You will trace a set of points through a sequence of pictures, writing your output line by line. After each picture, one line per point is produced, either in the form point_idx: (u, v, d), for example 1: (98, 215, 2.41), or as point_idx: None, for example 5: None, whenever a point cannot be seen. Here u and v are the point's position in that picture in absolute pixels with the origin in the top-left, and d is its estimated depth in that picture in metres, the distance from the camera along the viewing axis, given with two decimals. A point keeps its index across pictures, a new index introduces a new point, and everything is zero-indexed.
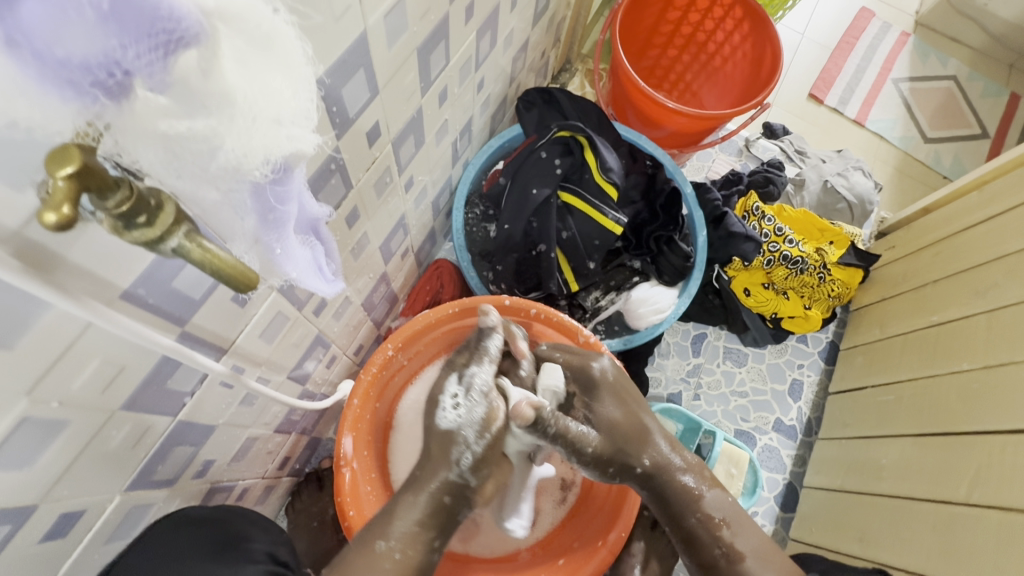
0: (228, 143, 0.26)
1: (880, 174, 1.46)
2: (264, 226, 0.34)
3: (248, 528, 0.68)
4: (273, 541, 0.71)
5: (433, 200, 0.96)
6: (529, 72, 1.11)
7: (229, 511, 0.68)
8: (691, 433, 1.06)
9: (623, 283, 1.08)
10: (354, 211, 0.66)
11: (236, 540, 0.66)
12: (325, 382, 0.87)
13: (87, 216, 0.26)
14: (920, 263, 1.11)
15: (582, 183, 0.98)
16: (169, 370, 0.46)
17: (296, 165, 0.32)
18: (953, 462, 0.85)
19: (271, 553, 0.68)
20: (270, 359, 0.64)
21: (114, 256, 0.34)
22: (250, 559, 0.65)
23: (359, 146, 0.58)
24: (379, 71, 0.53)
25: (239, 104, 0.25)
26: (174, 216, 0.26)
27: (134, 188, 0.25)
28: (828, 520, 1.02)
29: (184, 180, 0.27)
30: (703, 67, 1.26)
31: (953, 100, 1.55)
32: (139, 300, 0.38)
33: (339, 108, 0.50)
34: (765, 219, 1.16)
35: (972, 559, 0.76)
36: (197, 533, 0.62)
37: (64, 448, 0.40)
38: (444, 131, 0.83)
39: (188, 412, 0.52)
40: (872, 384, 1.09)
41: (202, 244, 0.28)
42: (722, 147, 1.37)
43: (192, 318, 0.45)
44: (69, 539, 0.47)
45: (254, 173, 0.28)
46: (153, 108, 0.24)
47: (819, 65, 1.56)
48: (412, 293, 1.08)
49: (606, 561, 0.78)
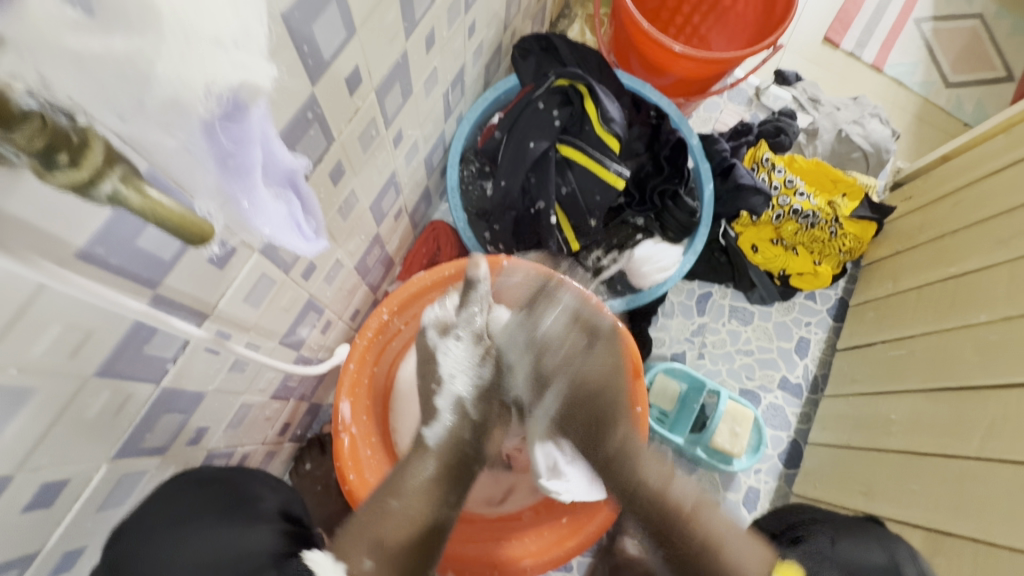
0: (159, 69, 0.22)
1: (897, 123, 1.38)
2: (225, 175, 0.30)
3: (257, 488, 0.66)
4: (283, 500, 0.68)
5: (426, 157, 0.92)
6: (524, 18, 1.04)
7: (244, 474, 0.66)
8: (695, 392, 1.05)
9: (625, 240, 1.03)
10: (339, 165, 0.62)
11: (247, 500, 0.63)
12: (323, 347, 0.86)
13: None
14: (937, 213, 1.06)
15: (582, 135, 0.94)
16: (144, 336, 0.43)
17: (253, 101, 0.28)
18: (964, 416, 0.84)
19: (282, 510, 0.66)
20: (258, 324, 0.62)
21: (60, 211, 0.31)
22: (263, 517, 0.62)
23: (337, 93, 0.53)
24: (354, 8, 0.48)
25: (166, 18, 0.21)
26: (103, 156, 0.24)
27: (48, 119, 0.21)
28: (833, 475, 1.02)
29: (129, 124, 0.25)
30: (712, 9, 1.18)
31: (978, 41, 1.45)
32: (98, 260, 0.35)
33: (311, 48, 0.45)
34: (775, 170, 1.11)
35: (982, 511, 0.75)
36: (204, 492, 0.60)
37: (35, 417, 0.38)
38: (433, 81, 0.78)
39: (172, 378, 0.50)
40: (883, 340, 1.07)
41: (142, 190, 0.25)
42: (731, 97, 1.30)
43: (165, 281, 0.42)
44: (56, 507, 0.46)
45: (198, 108, 0.24)
46: (55, 18, 0.20)
47: (836, 6, 1.45)
48: (409, 256, 1.05)
49: (610, 517, 0.78)
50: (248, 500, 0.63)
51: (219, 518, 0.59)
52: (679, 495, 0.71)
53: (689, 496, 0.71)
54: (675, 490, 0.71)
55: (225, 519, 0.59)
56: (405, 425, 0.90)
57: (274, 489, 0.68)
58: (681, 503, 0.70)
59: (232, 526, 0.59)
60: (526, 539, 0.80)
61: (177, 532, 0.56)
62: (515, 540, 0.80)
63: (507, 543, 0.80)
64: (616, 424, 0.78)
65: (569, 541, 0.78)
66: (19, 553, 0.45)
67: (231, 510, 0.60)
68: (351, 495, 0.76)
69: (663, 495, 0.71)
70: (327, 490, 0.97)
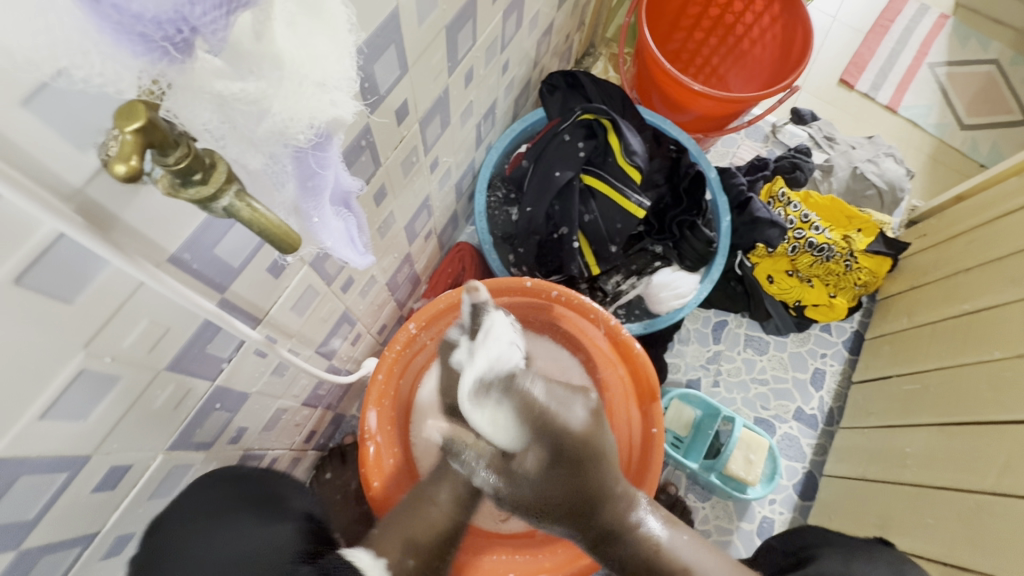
0: (275, 107, 0.27)
1: (912, 161, 1.41)
2: (303, 194, 0.35)
3: (284, 488, 0.69)
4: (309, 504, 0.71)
5: (457, 182, 0.97)
6: (553, 55, 1.11)
7: (268, 474, 0.69)
8: (710, 419, 1.06)
9: (644, 267, 1.07)
10: (382, 189, 0.67)
11: (274, 500, 0.66)
12: (351, 359, 0.90)
13: (149, 176, 0.27)
14: (953, 251, 1.08)
15: (605, 166, 0.99)
16: (208, 335, 0.48)
17: (336, 131, 0.33)
18: (980, 451, 0.84)
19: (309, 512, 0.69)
20: (300, 332, 0.67)
21: (164, 219, 0.36)
22: (288, 516, 0.65)
23: (388, 123, 0.59)
24: (409, 49, 0.54)
25: (286, 68, 0.27)
26: (225, 175, 0.28)
27: (191, 147, 0.26)
28: (849, 508, 1.01)
29: (229, 148, 0.29)
30: (731, 51, 1.24)
31: (993, 85, 1.49)
32: (184, 264, 0.40)
33: (371, 84, 0.51)
34: (791, 205, 1.14)
35: (998, 546, 0.75)
36: (235, 491, 0.63)
37: (116, 402, 0.43)
38: (468, 113, 0.84)
39: (225, 377, 0.54)
40: (898, 374, 1.08)
41: (251, 205, 0.29)
42: (748, 133, 1.35)
43: (231, 286, 0.47)
44: (118, 491, 0.50)
45: (299, 138, 0.29)
46: (208, 69, 0.25)
47: (851, 50, 1.51)
48: (434, 275, 1.10)
49: (623, 538, 0.80)
50: (276, 498, 0.66)
51: (249, 515, 0.62)
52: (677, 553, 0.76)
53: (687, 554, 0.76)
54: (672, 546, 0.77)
55: (257, 519, 0.62)
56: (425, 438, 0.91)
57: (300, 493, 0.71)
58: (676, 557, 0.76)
59: (258, 522, 0.62)
60: (540, 556, 0.82)
61: (213, 523, 0.59)
62: (529, 556, 0.82)
63: (522, 560, 0.82)
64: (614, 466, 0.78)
65: (584, 560, 0.80)
66: (83, 532, 0.48)
67: (258, 507, 0.64)
68: (373, 502, 0.80)
69: (661, 550, 0.76)
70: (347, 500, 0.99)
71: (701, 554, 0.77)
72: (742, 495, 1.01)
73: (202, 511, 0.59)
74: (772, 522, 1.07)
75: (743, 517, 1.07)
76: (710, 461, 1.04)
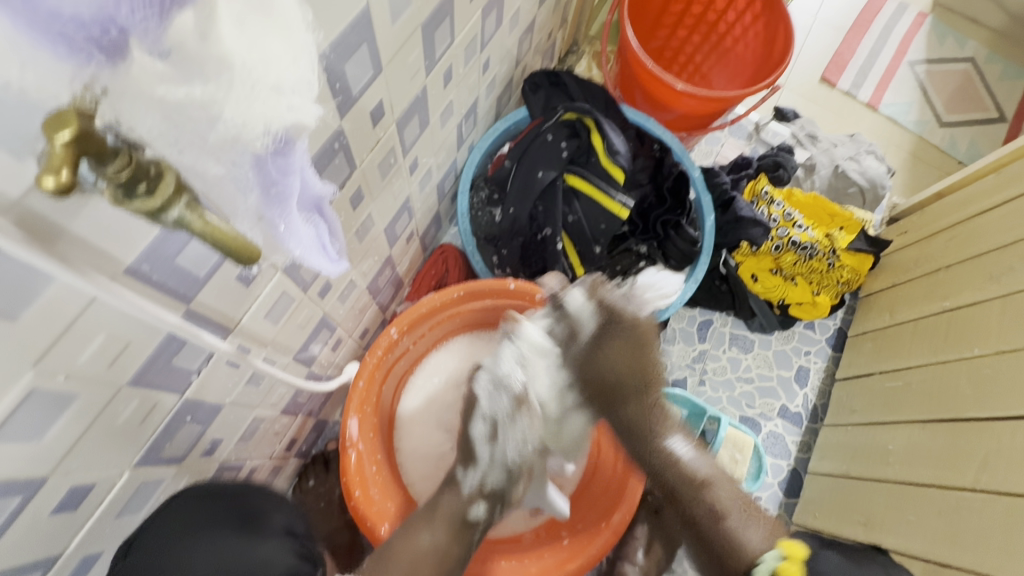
0: (227, 112, 0.25)
1: (893, 159, 1.43)
2: (267, 201, 0.33)
3: (266, 505, 0.67)
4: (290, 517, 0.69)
5: (439, 183, 0.96)
6: (535, 54, 1.10)
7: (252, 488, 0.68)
8: (696, 418, 1.06)
9: (629, 267, 1.06)
10: (359, 192, 0.66)
11: (255, 517, 0.65)
12: (332, 364, 0.88)
13: (90, 186, 0.26)
14: (933, 248, 1.09)
15: (588, 166, 0.98)
16: (174, 348, 0.46)
17: (298, 136, 0.31)
18: (960, 447, 0.85)
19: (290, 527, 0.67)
20: (275, 340, 0.64)
21: (118, 229, 0.34)
22: (271, 533, 0.64)
23: (362, 124, 0.57)
24: (382, 48, 0.52)
25: (236, 70, 0.25)
26: (174, 186, 0.27)
27: (132, 156, 0.25)
28: (833, 505, 1.02)
29: (187, 154, 0.27)
30: (713, 49, 1.24)
31: (971, 83, 1.51)
32: (143, 276, 0.38)
33: (342, 85, 0.49)
34: (774, 203, 1.15)
35: (979, 543, 0.76)
36: (214, 508, 0.62)
37: (73, 421, 0.41)
38: (449, 113, 0.82)
39: (194, 390, 0.53)
40: (880, 371, 1.08)
41: (204, 217, 0.28)
42: (732, 131, 1.35)
43: (197, 296, 0.45)
44: (80, 511, 0.48)
45: (255, 144, 0.27)
46: (150, 74, 0.23)
47: (832, 48, 1.52)
48: (417, 278, 1.08)
49: (609, 542, 0.79)
50: (257, 517, 0.65)
51: (228, 533, 0.61)
52: (693, 466, 0.74)
53: (703, 468, 0.74)
54: (691, 462, 0.74)
55: (240, 538, 0.61)
56: (411, 442, 0.91)
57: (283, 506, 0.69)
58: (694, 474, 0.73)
59: (239, 542, 0.61)
60: (526, 561, 0.80)
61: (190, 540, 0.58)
62: (515, 561, 0.81)
63: (507, 565, 0.80)
64: (637, 397, 0.76)
65: (568, 565, 0.78)
66: (44, 556, 0.46)
67: (241, 526, 0.63)
68: (356, 511, 0.77)
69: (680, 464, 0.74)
70: (330, 508, 0.97)
71: (722, 482, 0.74)
72: None
73: (177, 527, 0.59)
74: None
75: None
76: None
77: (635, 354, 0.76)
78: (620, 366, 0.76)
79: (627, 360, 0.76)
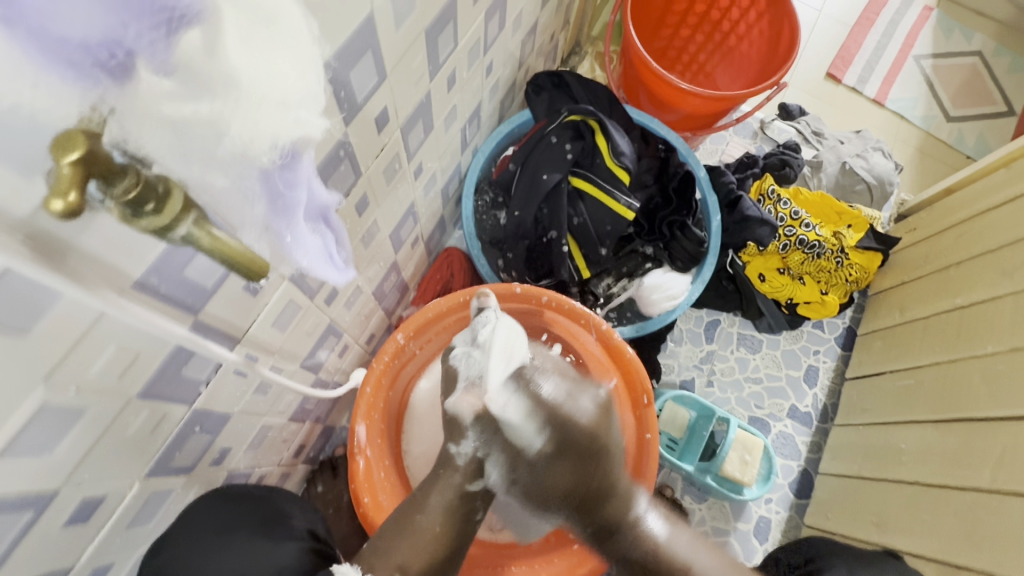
0: (234, 128, 0.25)
1: (900, 155, 1.41)
2: (274, 213, 0.33)
3: (287, 506, 0.71)
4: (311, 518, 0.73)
5: (443, 187, 0.95)
6: (538, 55, 1.09)
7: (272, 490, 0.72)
8: (705, 420, 1.05)
9: (635, 269, 1.06)
10: (364, 199, 0.66)
11: (279, 519, 0.68)
12: (339, 370, 0.88)
13: (103, 202, 0.27)
14: (943, 245, 1.08)
15: (593, 168, 0.97)
16: (183, 358, 0.46)
17: (304, 149, 0.31)
18: (975, 447, 0.84)
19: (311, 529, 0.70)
20: (283, 348, 0.64)
21: (125, 244, 0.34)
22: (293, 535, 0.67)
23: (367, 132, 0.57)
24: (386, 55, 0.52)
25: (244, 87, 0.24)
26: (181, 203, 0.27)
27: (140, 175, 0.25)
28: (845, 507, 1.01)
29: (193, 168, 0.27)
30: (717, 47, 1.23)
31: (978, 76, 1.50)
32: (151, 289, 0.38)
33: (346, 93, 0.49)
34: (781, 202, 1.14)
35: (995, 544, 0.75)
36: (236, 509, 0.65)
37: (82, 435, 0.41)
38: (453, 117, 0.82)
39: (203, 400, 0.52)
40: (892, 370, 1.07)
41: (210, 232, 0.29)
42: (737, 130, 1.34)
43: (206, 307, 0.45)
44: (92, 522, 0.48)
45: (262, 158, 0.27)
46: (156, 91, 0.23)
47: (837, 44, 1.51)
48: (422, 282, 1.08)
49: (620, 545, 0.79)
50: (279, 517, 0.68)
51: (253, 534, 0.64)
52: (672, 545, 0.78)
53: (681, 546, 0.78)
54: (669, 544, 0.78)
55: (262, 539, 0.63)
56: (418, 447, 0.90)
57: (303, 510, 0.73)
58: (675, 556, 0.77)
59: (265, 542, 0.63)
60: (536, 566, 0.80)
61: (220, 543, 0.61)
62: (526, 567, 0.81)
63: (518, 570, 0.80)
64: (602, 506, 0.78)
65: (580, 569, 0.79)
66: (56, 568, 0.46)
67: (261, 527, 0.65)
68: (365, 517, 0.78)
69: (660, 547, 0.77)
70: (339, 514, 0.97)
71: (700, 552, 0.78)
72: (739, 496, 1.00)
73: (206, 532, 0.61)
74: (769, 522, 1.07)
75: (739, 517, 1.07)
76: (706, 462, 1.04)
77: (579, 469, 0.78)
78: (564, 480, 0.78)
79: (572, 477, 0.79)
